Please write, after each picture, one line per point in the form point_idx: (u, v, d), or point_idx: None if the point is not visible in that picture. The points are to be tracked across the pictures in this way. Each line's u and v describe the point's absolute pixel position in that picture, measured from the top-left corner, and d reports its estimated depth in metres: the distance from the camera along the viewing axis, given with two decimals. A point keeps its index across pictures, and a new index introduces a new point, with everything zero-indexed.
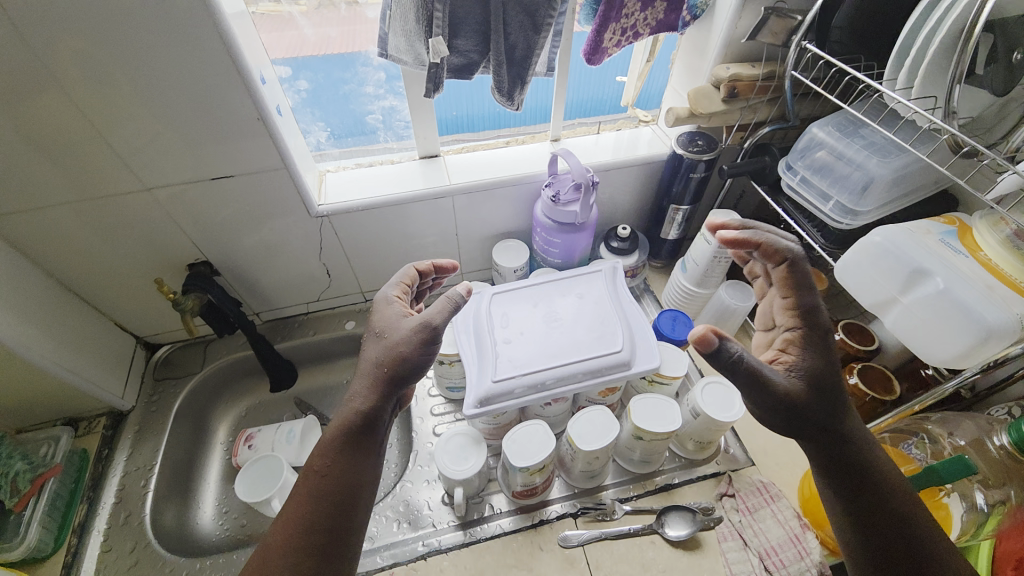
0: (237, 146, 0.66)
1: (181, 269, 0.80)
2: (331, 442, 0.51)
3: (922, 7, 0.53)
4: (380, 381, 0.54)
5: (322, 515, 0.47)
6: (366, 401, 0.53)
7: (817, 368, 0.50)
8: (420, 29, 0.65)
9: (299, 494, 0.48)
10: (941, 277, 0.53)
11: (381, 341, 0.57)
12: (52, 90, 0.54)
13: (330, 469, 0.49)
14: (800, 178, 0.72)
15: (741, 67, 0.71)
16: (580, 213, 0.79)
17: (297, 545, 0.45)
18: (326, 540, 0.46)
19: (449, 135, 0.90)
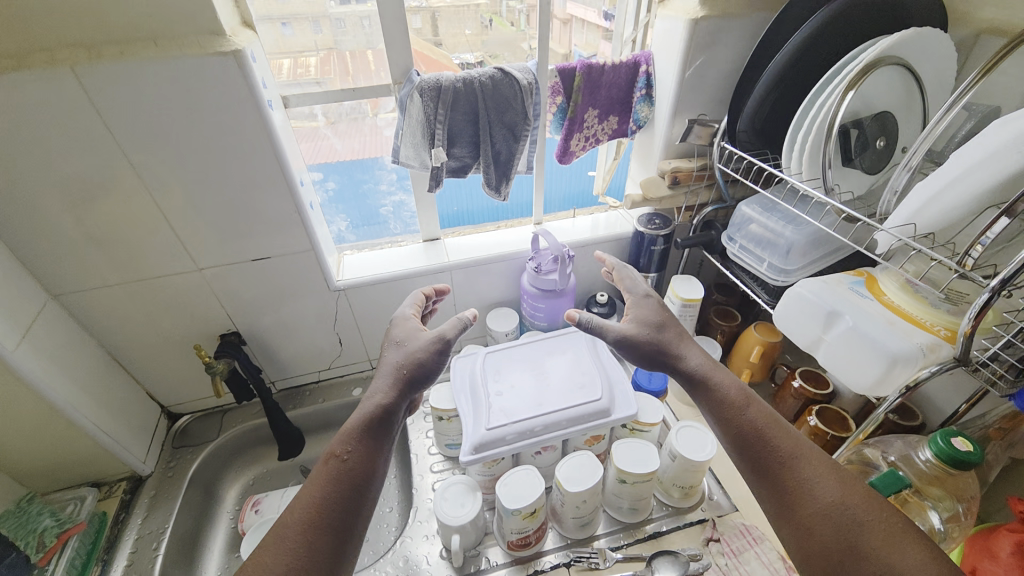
0: (276, 233, 0.81)
1: (213, 339, 0.92)
2: (354, 431, 0.59)
3: (800, 109, 0.69)
4: (398, 383, 0.64)
5: (338, 495, 0.54)
6: (386, 395, 0.63)
7: (652, 316, 0.73)
8: (425, 142, 0.83)
9: (320, 476, 0.55)
10: (849, 316, 0.65)
11: (401, 348, 0.69)
12: (142, 196, 0.70)
13: (351, 455, 0.57)
14: (740, 247, 0.86)
15: (680, 161, 0.90)
16: (559, 280, 0.92)
17: (316, 517, 0.52)
18: (340, 517, 0.53)
19: (450, 227, 1.07)
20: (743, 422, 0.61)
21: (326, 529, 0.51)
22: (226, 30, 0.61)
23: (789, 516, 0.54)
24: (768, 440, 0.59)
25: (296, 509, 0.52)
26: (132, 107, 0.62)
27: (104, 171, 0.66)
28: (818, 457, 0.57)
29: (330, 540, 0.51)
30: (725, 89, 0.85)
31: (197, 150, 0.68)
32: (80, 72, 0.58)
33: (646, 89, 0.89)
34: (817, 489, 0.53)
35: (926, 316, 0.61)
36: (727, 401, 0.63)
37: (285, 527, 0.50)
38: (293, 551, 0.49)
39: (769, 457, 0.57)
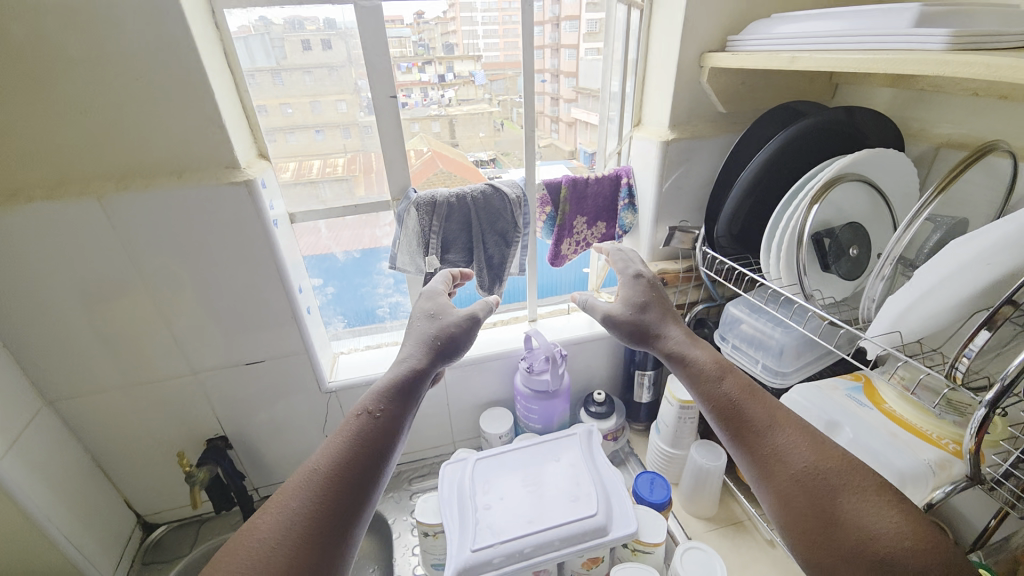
0: (273, 336, 0.83)
1: (199, 443, 0.90)
2: (383, 391, 0.61)
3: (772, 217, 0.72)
4: (433, 351, 0.68)
5: (360, 449, 0.56)
6: (420, 361, 0.67)
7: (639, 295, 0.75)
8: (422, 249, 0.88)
9: (350, 428, 0.57)
10: (850, 428, 0.62)
11: (433, 319, 0.73)
12: (149, 305, 0.74)
13: (382, 413, 0.59)
14: (733, 346, 0.86)
15: (666, 264, 0.93)
16: (551, 381, 0.91)
17: (340, 468, 0.54)
18: (359, 470, 0.54)
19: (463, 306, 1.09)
20: (718, 394, 0.60)
21: (348, 478, 0.53)
22: (241, 162, 0.69)
23: (767, 485, 0.53)
24: (745, 410, 0.57)
25: (317, 459, 0.54)
26: (149, 228, 0.68)
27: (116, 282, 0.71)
28: (797, 424, 0.55)
29: (350, 492, 0.53)
30: (703, 198, 0.91)
31: (199, 261, 0.73)
32: (107, 201, 0.65)
33: (630, 198, 0.95)
34: (795, 457, 0.52)
35: (930, 427, 0.59)
36: (703, 376, 0.63)
37: (302, 476, 0.52)
38: (314, 496, 0.51)
39: (743, 427, 0.57)
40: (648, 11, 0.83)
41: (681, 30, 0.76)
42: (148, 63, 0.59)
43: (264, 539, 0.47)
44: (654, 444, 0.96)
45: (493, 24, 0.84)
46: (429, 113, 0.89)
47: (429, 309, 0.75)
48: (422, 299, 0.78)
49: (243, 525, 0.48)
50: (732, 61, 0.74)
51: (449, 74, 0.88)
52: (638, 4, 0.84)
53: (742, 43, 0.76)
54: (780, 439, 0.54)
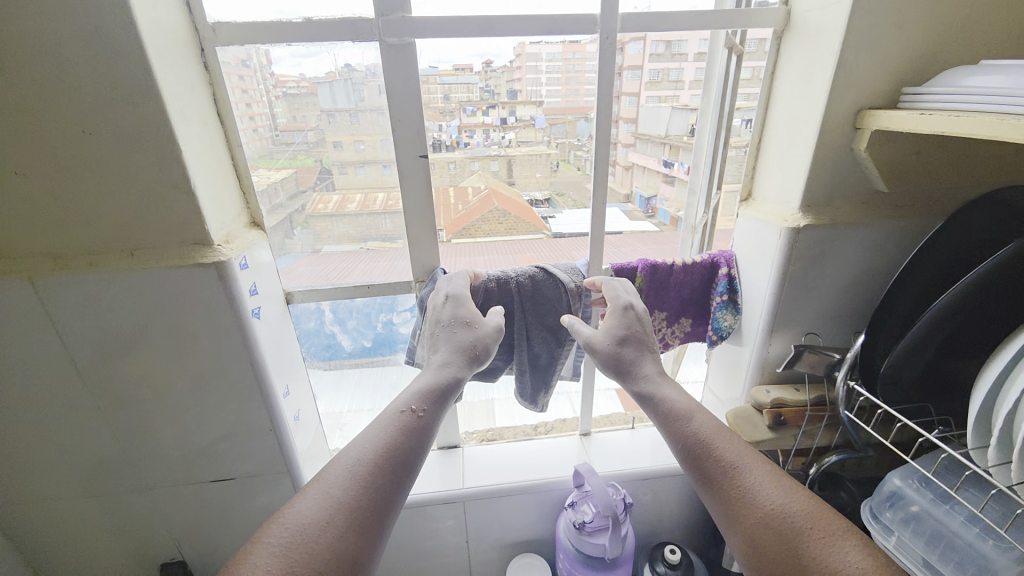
0: (246, 449, 0.65)
1: (154, 568, 0.72)
2: (427, 389, 0.51)
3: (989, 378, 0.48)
4: (469, 358, 0.55)
5: (399, 447, 0.46)
6: (458, 369, 0.54)
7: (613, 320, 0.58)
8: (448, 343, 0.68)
9: (389, 426, 0.47)
10: None
11: (467, 326, 0.57)
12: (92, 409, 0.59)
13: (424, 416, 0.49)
14: (897, 540, 0.56)
15: (783, 392, 0.67)
16: (609, 548, 0.65)
17: (379, 464, 0.44)
18: (398, 465, 0.45)
19: None
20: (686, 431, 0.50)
21: (387, 474, 0.44)
22: (214, 239, 0.53)
23: (732, 531, 0.44)
24: (710, 445, 0.48)
25: (356, 450, 0.45)
26: (91, 318, 0.53)
27: (51, 381, 0.56)
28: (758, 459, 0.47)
29: (388, 486, 0.44)
30: (837, 306, 0.65)
31: (153, 358, 0.57)
32: (38, 283, 0.50)
33: (728, 294, 0.68)
34: (762, 497, 0.44)
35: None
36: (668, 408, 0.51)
37: (342, 468, 0.43)
38: (353, 489, 0.42)
39: (712, 468, 0.47)
40: (773, 53, 0.61)
41: (828, 79, 0.53)
42: (97, 115, 0.46)
43: (307, 526, 0.39)
44: None
45: (558, 70, 0.63)
46: (487, 154, 0.67)
47: (451, 309, 0.58)
48: (436, 306, 0.60)
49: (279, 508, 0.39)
50: (919, 122, 0.48)
51: (511, 117, 0.66)
52: (740, 48, 0.62)
53: (923, 98, 0.51)
54: (746, 477, 0.45)
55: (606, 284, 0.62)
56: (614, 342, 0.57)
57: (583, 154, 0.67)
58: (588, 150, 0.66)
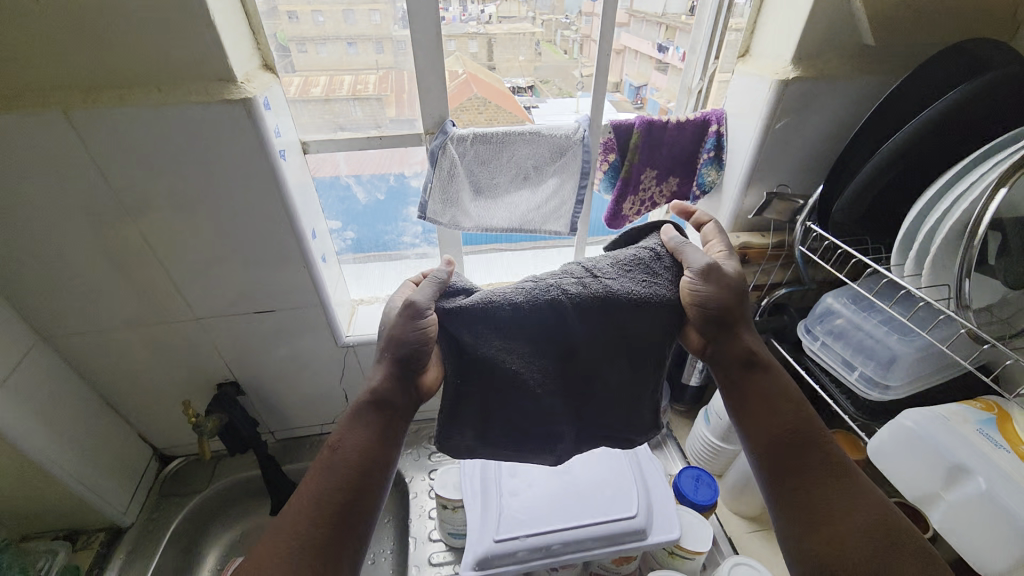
0: (283, 285, 0.74)
1: (208, 388, 0.88)
2: (353, 415, 0.50)
3: (918, 210, 0.59)
4: (387, 365, 0.50)
5: (338, 487, 0.46)
6: (379, 377, 0.51)
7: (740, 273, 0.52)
8: (477, 416, 0.51)
9: (320, 464, 0.48)
10: (982, 477, 0.50)
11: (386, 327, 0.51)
12: (141, 244, 0.65)
13: (344, 444, 0.48)
14: (820, 343, 0.72)
15: (751, 237, 0.77)
16: None
17: (317, 507, 0.45)
18: (337, 507, 0.46)
19: (486, 246, 0.99)
20: (779, 429, 0.50)
21: (323, 517, 0.45)
22: (237, 77, 0.55)
23: (804, 535, 0.47)
24: (802, 451, 0.49)
25: (303, 496, 0.46)
26: (130, 155, 0.57)
27: (103, 218, 0.62)
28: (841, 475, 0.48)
29: (327, 530, 0.45)
30: (811, 157, 0.73)
31: (189, 200, 0.62)
32: (72, 115, 0.53)
33: (715, 151, 0.76)
34: (854, 508, 0.47)
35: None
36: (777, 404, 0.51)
37: (290, 519, 0.45)
38: (292, 540, 0.44)
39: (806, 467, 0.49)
40: None
41: None
42: None
43: None
44: (700, 434, 0.88)
45: None
46: (465, 31, 0.69)
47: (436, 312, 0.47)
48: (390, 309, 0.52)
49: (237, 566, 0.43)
50: None
51: None
52: None
53: None
54: (838, 489, 0.48)
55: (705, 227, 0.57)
56: (732, 281, 0.50)
57: (570, 38, 0.73)
58: (576, 34, 0.73)
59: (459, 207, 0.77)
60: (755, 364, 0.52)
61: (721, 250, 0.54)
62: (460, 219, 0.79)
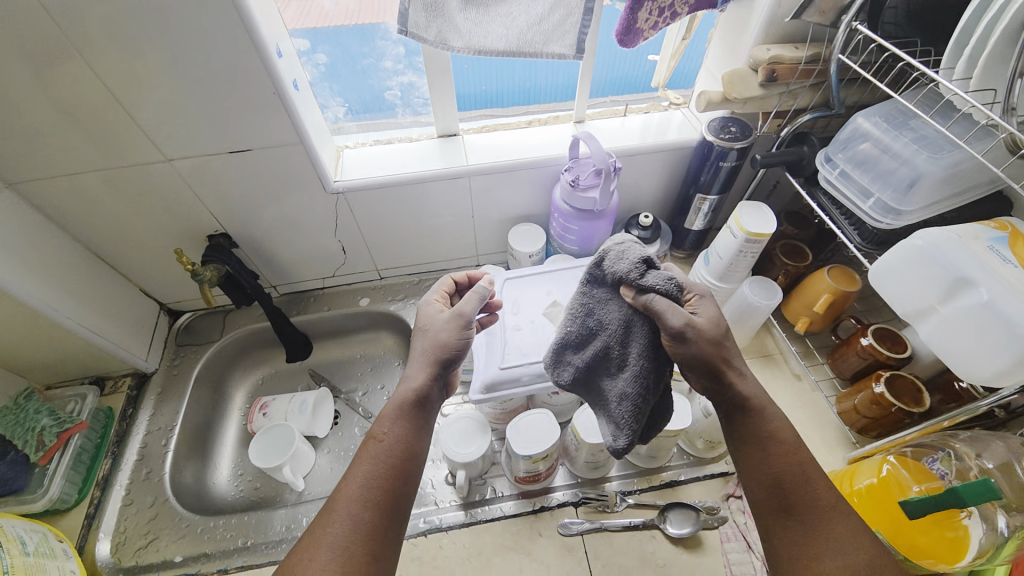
0: (257, 118, 0.69)
1: (201, 239, 0.86)
2: (390, 411, 0.55)
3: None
4: (432, 368, 0.57)
5: (389, 476, 0.51)
6: (420, 379, 0.57)
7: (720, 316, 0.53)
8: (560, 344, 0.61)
9: (362, 458, 0.52)
10: (985, 287, 0.50)
11: (425, 333, 0.61)
12: (87, 71, 0.59)
13: (390, 436, 0.53)
14: (839, 172, 0.69)
15: (784, 49, 0.67)
16: (599, 200, 0.77)
17: (369, 494, 0.49)
18: (388, 494, 0.50)
19: (477, 110, 0.91)
20: (768, 467, 0.50)
21: (379, 504, 0.49)
22: None
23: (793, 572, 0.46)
24: (788, 488, 0.49)
25: (353, 486, 0.50)
26: None
27: (35, 33, 0.55)
28: (827, 515, 0.47)
29: (383, 515, 0.49)
30: None
31: (123, 21, 0.55)
32: None
33: None
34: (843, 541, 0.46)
35: (973, 553, 0.53)
36: (769, 433, 0.51)
37: (347, 510, 0.48)
38: (352, 524, 0.47)
39: (796, 500, 0.48)
40: None
41: None
42: None
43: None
44: (698, 275, 0.88)
45: None
46: None
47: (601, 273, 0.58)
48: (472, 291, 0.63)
49: (287, 556, 0.46)
50: None
51: None
52: None
53: None
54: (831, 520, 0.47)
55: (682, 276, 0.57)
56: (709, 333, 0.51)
57: None
58: None
59: (446, 18, 0.65)
60: (752, 403, 0.52)
61: (700, 307, 0.54)
62: (448, 35, 0.67)
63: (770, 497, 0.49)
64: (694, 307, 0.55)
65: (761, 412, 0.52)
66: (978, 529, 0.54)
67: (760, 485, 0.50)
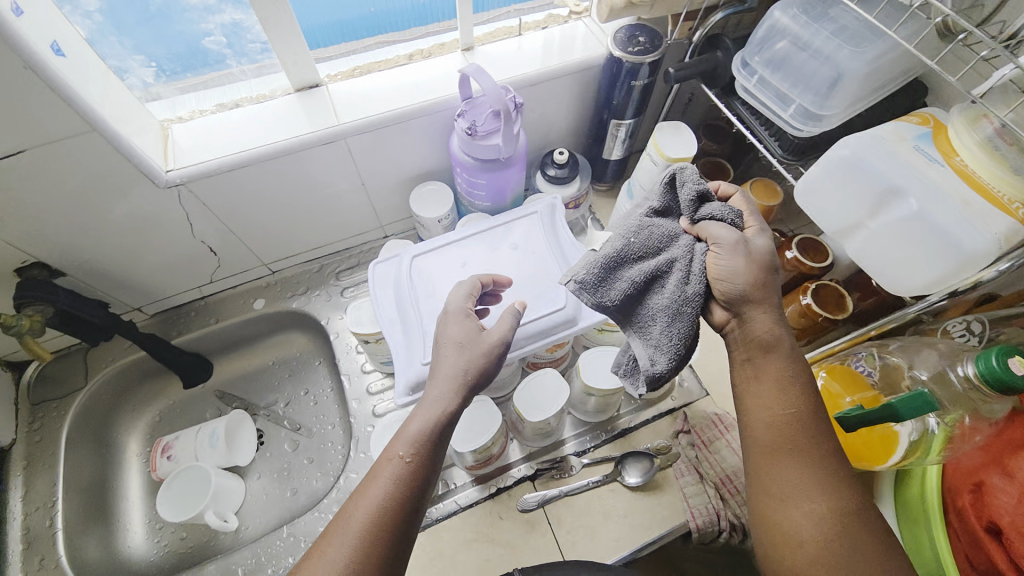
0: (14, 109, 0.49)
1: (8, 276, 0.66)
2: (417, 430, 0.47)
3: None
4: (464, 387, 0.50)
5: (401, 505, 0.45)
6: (451, 402, 0.49)
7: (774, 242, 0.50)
8: (609, 261, 0.52)
9: (378, 479, 0.45)
10: (915, 197, 0.47)
11: (461, 353, 0.51)
12: None
13: (409, 461, 0.46)
14: (757, 78, 0.61)
15: None
16: (503, 147, 0.65)
17: (378, 525, 0.43)
18: (397, 528, 0.44)
19: (371, 37, 0.74)
20: (778, 408, 0.45)
21: (389, 537, 0.43)
22: None
23: (776, 510, 0.44)
24: (791, 430, 0.45)
25: (358, 511, 0.44)
26: None
27: None
28: (824, 458, 0.44)
29: (390, 550, 0.43)
30: None
31: None
32: None
33: None
34: (831, 493, 0.43)
35: (904, 451, 0.55)
36: (786, 375, 0.46)
37: (354, 531, 0.43)
38: (353, 557, 0.42)
39: (796, 444, 0.44)
40: None
41: None
42: None
43: None
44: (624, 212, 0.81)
45: None
46: None
47: (663, 185, 0.52)
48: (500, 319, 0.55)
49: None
50: None
51: None
52: None
53: None
54: (828, 472, 0.44)
55: (739, 198, 0.52)
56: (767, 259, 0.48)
57: None
58: None
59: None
60: (770, 339, 0.47)
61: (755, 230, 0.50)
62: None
63: (769, 436, 0.45)
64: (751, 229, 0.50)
65: (779, 355, 0.47)
66: (910, 430, 0.54)
67: (761, 424, 0.46)
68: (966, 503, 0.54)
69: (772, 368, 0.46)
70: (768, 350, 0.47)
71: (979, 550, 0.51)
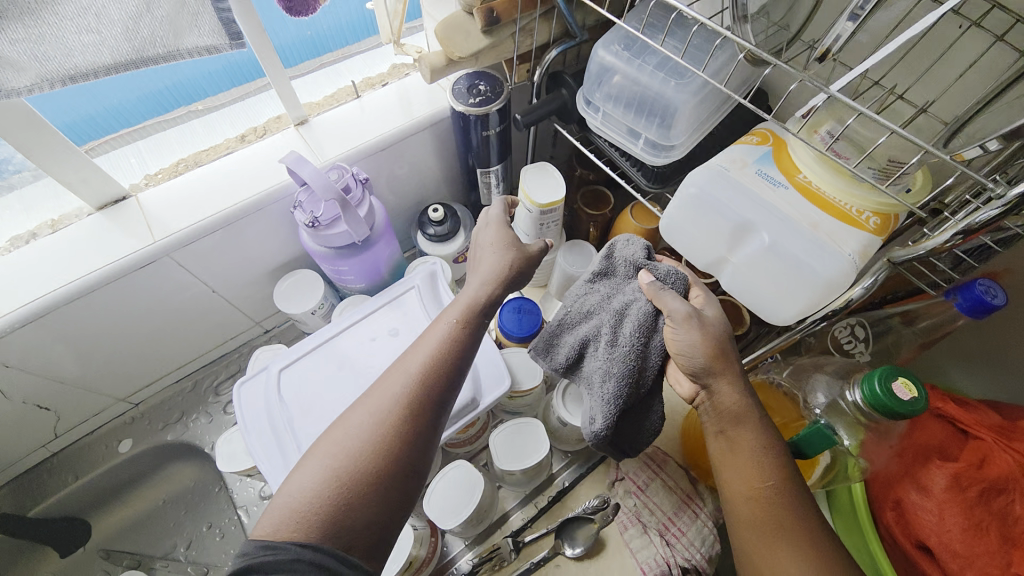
0: None
1: None
2: (473, 298, 0.49)
3: None
4: (510, 272, 0.51)
5: (452, 359, 0.45)
6: (495, 286, 0.50)
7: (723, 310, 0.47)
8: (552, 328, 0.54)
9: (434, 334, 0.47)
10: (765, 231, 0.46)
11: (508, 251, 0.53)
12: None
13: (463, 322, 0.47)
14: (603, 114, 0.58)
15: None
16: (351, 232, 0.59)
17: (431, 371, 0.44)
18: (444, 382, 0.44)
19: (256, 81, 0.69)
20: (754, 478, 0.41)
21: (440, 383, 0.44)
22: None
23: None
24: (773, 503, 0.40)
25: (410, 362, 0.45)
26: None
27: None
28: (810, 534, 0.40)
29: (436, 398, 0.43)
30: None
31: None
32: None
33: None
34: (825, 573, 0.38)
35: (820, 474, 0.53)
36: (761, 445, 0.42)
37: (409, 372, 0.44)
38: (409, 388, 0.43)
39: (780, 518, 0.40)
40: None
41: None
42: None
43: (361, 433, 0.40)
44: None
45: None
46: None
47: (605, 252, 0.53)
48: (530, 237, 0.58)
49: (340, 417, 0.43)
50: None
51: None
52: None
53: None
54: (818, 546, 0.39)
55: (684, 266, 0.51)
56: (716, 327, 0.45)
57: None
58: None
59: None
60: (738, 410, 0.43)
61: (703, 300, 0.48)
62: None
63: (748, 508, 0.41)
64: (698, 299, 0.48)
65: (752, 424, 0.43)
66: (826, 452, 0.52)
67: (739, 495, 0.42)
68: (891, 519, 0.54)
69: (748, 441, 0.42)
70: (738, 422, 0.43)
71: (915, 568, 0.52)
